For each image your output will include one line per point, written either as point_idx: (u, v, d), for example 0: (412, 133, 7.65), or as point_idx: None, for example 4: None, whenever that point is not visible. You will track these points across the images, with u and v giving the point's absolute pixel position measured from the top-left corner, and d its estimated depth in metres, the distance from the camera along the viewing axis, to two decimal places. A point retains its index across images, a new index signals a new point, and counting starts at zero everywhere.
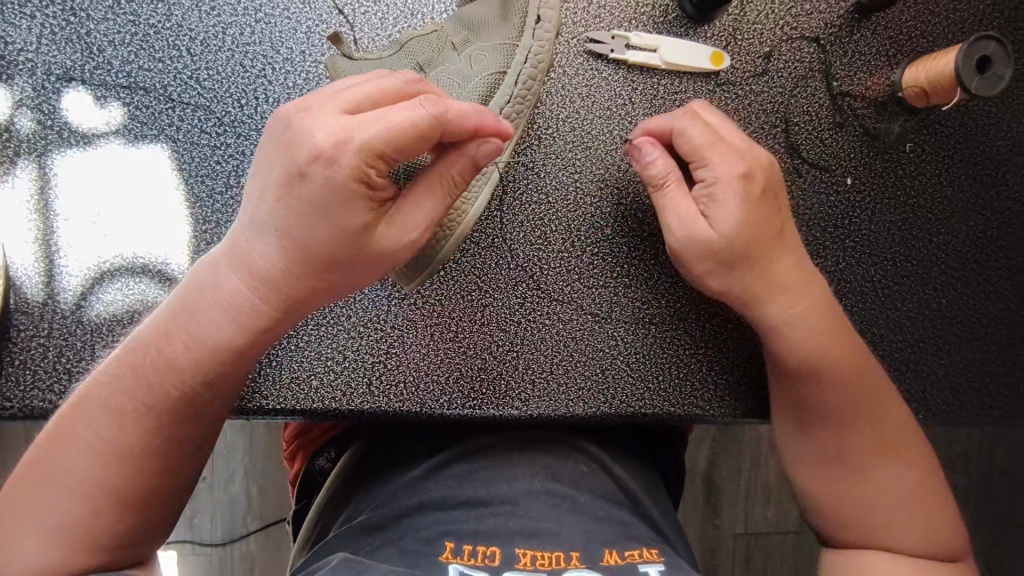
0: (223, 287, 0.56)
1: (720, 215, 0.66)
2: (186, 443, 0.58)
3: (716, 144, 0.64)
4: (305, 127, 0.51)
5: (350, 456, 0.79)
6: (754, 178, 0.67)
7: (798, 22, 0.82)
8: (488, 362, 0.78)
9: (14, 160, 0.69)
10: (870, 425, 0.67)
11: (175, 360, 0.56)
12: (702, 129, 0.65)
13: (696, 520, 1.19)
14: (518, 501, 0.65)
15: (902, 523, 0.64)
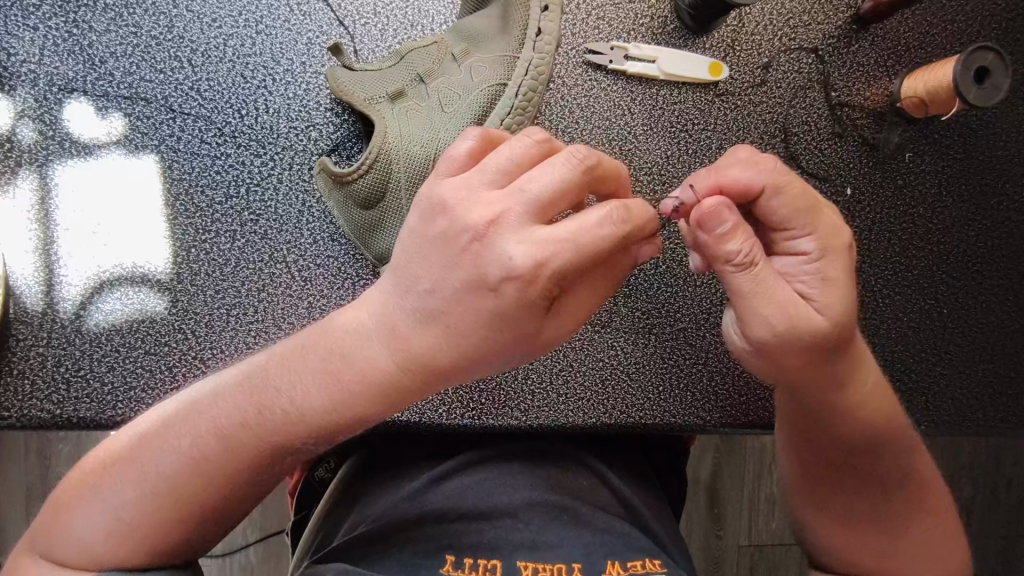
0: (372, 361, 0.50)
1: (823, 300, 0.52)
2: (245, 491, 0.54)
3: (808, 211, 0.52)
4: (488, 245, 0.46)
5: (350, 471, 0.76)
6: (854, 249, 0.54)
7: (795, 33, 0.83)
8: (487, 372, 0.79)
9: (15, 170, 0.69)
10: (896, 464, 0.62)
11: (277, 405, 0.51)
12: (792, 190, 0.51)
13: (699, 532, 1.18)
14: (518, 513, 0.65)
15: (916, 557, 0.62)
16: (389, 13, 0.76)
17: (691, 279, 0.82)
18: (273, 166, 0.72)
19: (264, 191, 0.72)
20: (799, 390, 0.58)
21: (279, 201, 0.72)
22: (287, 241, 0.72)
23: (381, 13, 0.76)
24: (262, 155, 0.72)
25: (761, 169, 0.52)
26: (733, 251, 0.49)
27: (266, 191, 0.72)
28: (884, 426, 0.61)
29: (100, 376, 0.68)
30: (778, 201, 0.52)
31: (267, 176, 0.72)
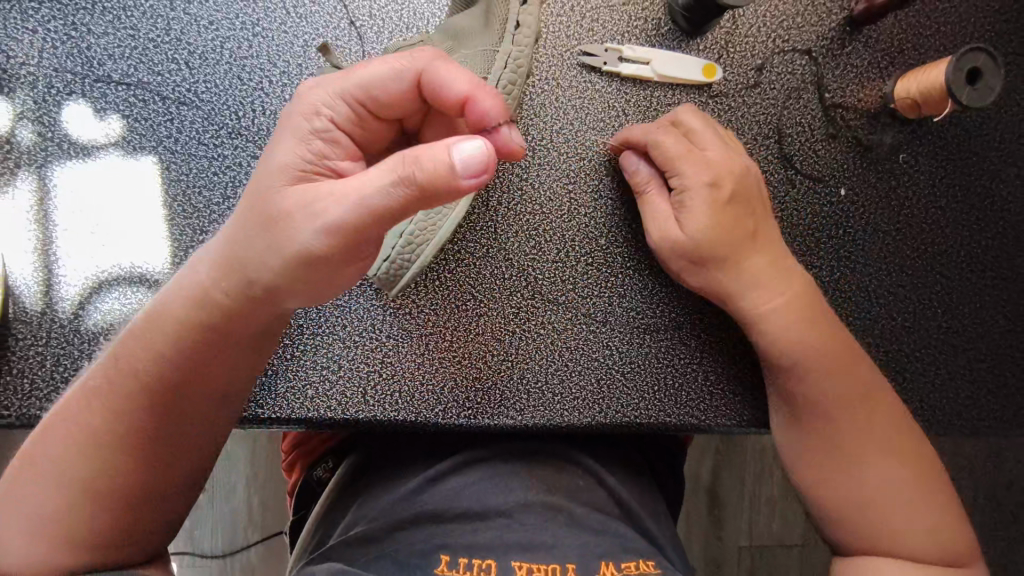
0: (182, 301, 0.59)
1: (691, 222, 0.71)
2: (166, 457, 0.62)
3: (681, 156, 0.73)
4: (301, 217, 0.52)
5: (346, 469, 0.79)
6: (721, 182, 0.72)
7: (789, 34, 0.83)
8: (484, 371, 0.77)
9: (15, 172, 0.70)
10: (883, 441, 0.70)
11: (165, 352, 0.60)
12: (667, 139, 0.74)
13: (699, 532, 1.18)
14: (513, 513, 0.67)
15: (912, 521, 0.68)
16: (384, 16, 0.77)
17: None
18: None
19: None
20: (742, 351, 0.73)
21: None
22: None
23: (377, 15, 0.76)
24: (259, 156, 0.73)
25: (648, 128, 0.77)
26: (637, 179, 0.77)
27: None
28: (867, 401, 0.71)
29: None
30: (660, 149, 0.74)
31: None
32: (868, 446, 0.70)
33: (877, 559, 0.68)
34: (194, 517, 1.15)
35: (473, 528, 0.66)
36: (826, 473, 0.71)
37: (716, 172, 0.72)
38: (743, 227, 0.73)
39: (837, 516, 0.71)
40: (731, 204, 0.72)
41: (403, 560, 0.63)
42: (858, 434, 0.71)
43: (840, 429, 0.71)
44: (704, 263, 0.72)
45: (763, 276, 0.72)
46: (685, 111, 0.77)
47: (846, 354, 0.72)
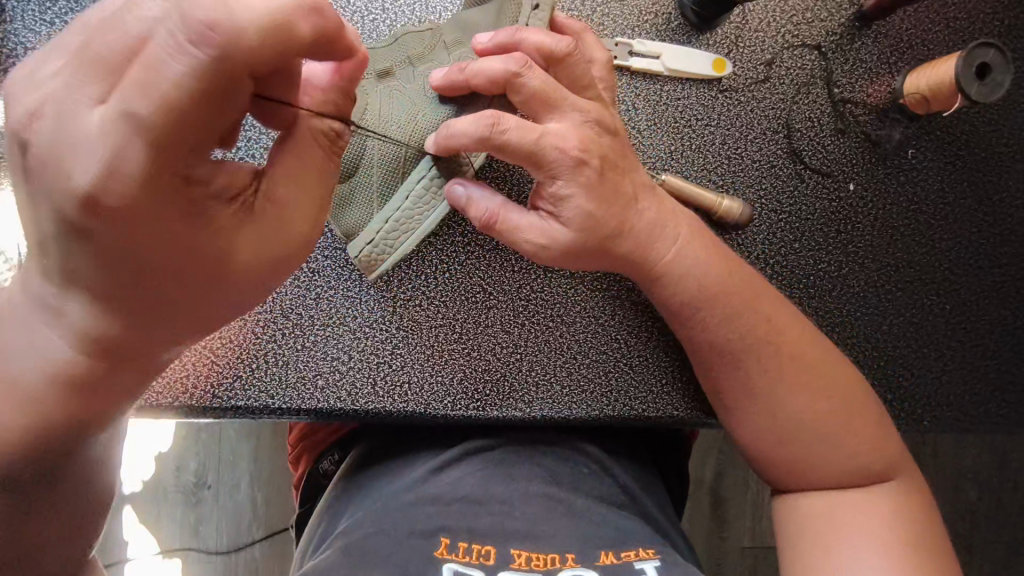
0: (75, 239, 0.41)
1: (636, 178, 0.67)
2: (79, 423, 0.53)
3: None
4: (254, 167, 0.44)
5: (351, 461, 0.79)
6: None
7: (798, 30, 0.83)
8: (492, 364, 0.78)
9: None
10: (817, 383, 0.68)
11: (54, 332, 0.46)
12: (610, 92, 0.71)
13: (702, 532, 1.18)
14: (517, 502, 0.68)
15: (861, 451, 0.67)
16: (396, 10, 0.77)
17: None
18: None
19: None
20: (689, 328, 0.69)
21: None
22: None
23: (389, 9, 0.77)
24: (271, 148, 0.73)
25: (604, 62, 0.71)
26: None
27: None
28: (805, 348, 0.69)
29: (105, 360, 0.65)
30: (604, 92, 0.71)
31: None
32: (805, 391, 0.68)
33: (831, 497, 0.67)
34: (198, 514, 1.14)
35: (479, 515, 0.67)
36: (774, 430, 0.68)
37: (586, 145, 0.61)
38: (623, 194, 0.64)
39: (794, 469, 0.68)
40: (612, 177, 0.63)
41: (404, 540, 0.63)
42: (796, 387, 0.67)
43: (785, 384, 0.67)
44: (641, 235, 0.66)
45: (701, 244, 0.69)
46: (570, 46, 0.63)
47: (734, 307, 0.67)
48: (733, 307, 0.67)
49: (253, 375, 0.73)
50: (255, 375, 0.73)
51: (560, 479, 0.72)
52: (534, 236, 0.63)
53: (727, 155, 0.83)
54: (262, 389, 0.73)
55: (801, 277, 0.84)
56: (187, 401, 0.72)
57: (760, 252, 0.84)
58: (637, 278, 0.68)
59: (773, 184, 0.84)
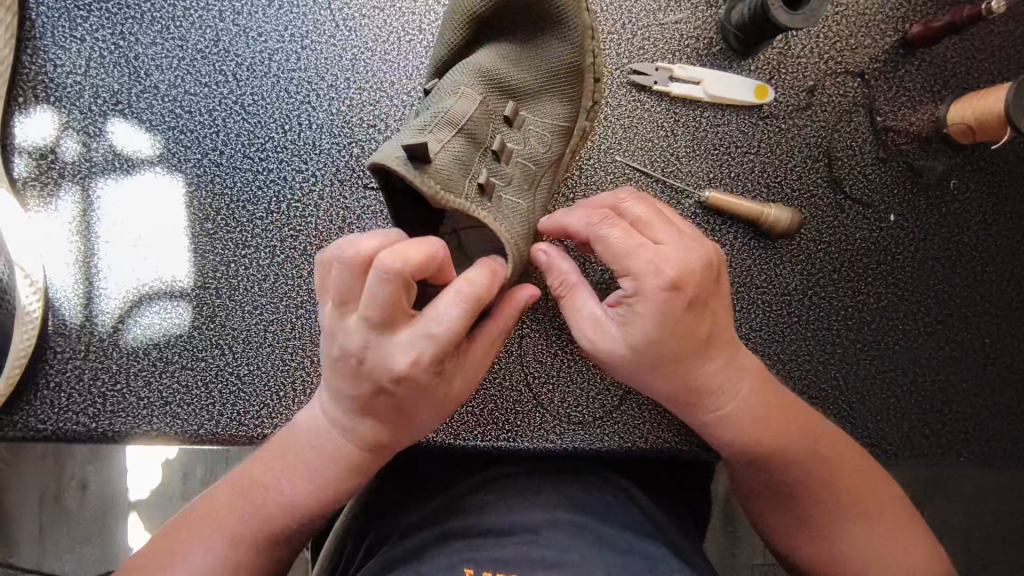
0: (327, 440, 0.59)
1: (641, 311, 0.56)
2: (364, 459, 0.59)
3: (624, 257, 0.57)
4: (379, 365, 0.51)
5: (370, 482, 0.76)
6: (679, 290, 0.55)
7: (842, 56, 0.81)
8: (523, 394, 0.77)
9: (59, 183, 0.69)
10: (824, 473, 0.62)
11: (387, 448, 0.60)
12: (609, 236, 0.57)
13: (716, 552, 1.07)
14: (542, 531, 0.62)
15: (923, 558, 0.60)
16: (433, 30, 0.73)
17: (729, 305, 0.80)
18: (314, 180, 0.71)
19: (304, 207, 0.71)
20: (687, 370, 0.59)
21: (318, 214, 0.71)
22: None
23: (427, 30, 0.73)
24: (304, 171, 0.71)
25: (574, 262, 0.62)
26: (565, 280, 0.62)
27: (307, 206, 0.71)
28: (797, 441, 0.62)
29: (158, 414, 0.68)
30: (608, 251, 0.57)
31: (307, 193, 0.71)
32: (776, 478, 0.62)
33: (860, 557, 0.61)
34: None
35: (502, 545, 0.61)
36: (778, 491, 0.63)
37: (682, 272, 0.55)
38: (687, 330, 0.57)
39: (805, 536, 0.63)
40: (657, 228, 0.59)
41: (427, 573, 0.59)
42: (809, 498, 0.62)
43: (809, 489, 0.62)
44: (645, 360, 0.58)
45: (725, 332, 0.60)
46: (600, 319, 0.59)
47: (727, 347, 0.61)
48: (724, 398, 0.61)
49: None
50: None
51: (582, 509, 0.66)
52: (593, 333, 0.59)
53: (767, 183, 0.81)
54: None
55: (840, 308, 0.82)
56: (212, 429, 0.69)
57: (800, 281, 0.81)
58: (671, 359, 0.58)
59: (812, 214, 0.82)
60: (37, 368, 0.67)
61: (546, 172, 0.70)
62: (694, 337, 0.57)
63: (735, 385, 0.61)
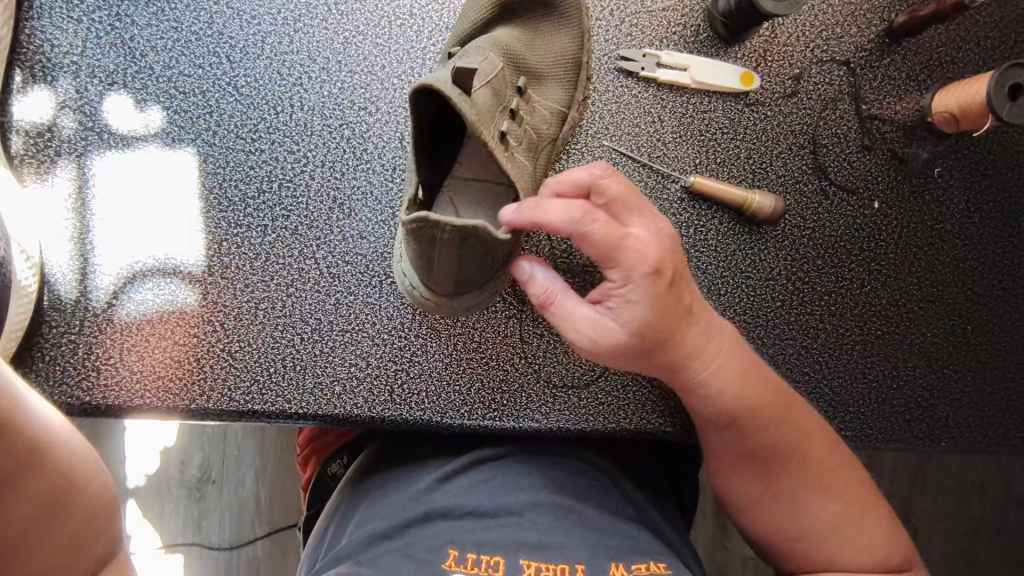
0: None
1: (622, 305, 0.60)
2: None
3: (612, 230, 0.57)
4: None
5: (358, 464, 0.77)
6: (664, 270, 0.58)
7: (828, 45, 0.83)
8: (510, 374, 0.78)
9: (55, 160, 0.71)
10: (796, 442, 0.64)
11: None
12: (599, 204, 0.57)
13: (705, 541, 1.09)
14: (524, 513, 0.64)
15: (882, 544, 0.62)
16: (424, 15, 0.75)
17: (714, 288, 0.82)
18: (304, 164, 0.73)
19: (294, 187, 0.73)
20: (667, 346, 0.61)
21: (309, 197, 0.73)
22: (316, 238, 0.74)
23: (417, 15, 0.75)
24: (295, 151, 0.73)
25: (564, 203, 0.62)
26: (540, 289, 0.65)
27: (297, 186, 0.73)
28: (773, 405, 0.64)
29: (149, 389, 0.70)
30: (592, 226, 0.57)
31: (299, 173, 0.73)
32: (748, 445, 0.64)
33: (823, 527, 0.63)
34: (202, 509, 1.06)
35: (486, 526, 0.63)
36: (754, 460, 0.64)
37: (663, 254, 0.58)
38: (682, 306, 0.60)
39: (773, 506, 0.64)
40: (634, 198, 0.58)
41: (414, 555, 0.61)
42: (775, 466, 0.64)
43: (777, 456, 0.64)
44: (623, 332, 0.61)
45: (705, 309, 0.64)
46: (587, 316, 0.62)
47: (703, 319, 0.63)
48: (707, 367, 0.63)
49: (271, 380, 0.72)
50: (273, 380, 0.72)
51: (566, 490, 0.68)
52: (590, 328, 0.62)
53: (752, 169, 0.82)
54: (280, 395, 0.72)
55: (823, 294, 0.83)
56: (203, 405, 0.71)
57: (785, 266, 0.83)
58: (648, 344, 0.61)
59: (797, 201, 0.83)
60: (32, 342, 0.69)
61: (547, 148, 0.72)
62: (677, 311, 0.60)
63: (719, 350, 0.64)
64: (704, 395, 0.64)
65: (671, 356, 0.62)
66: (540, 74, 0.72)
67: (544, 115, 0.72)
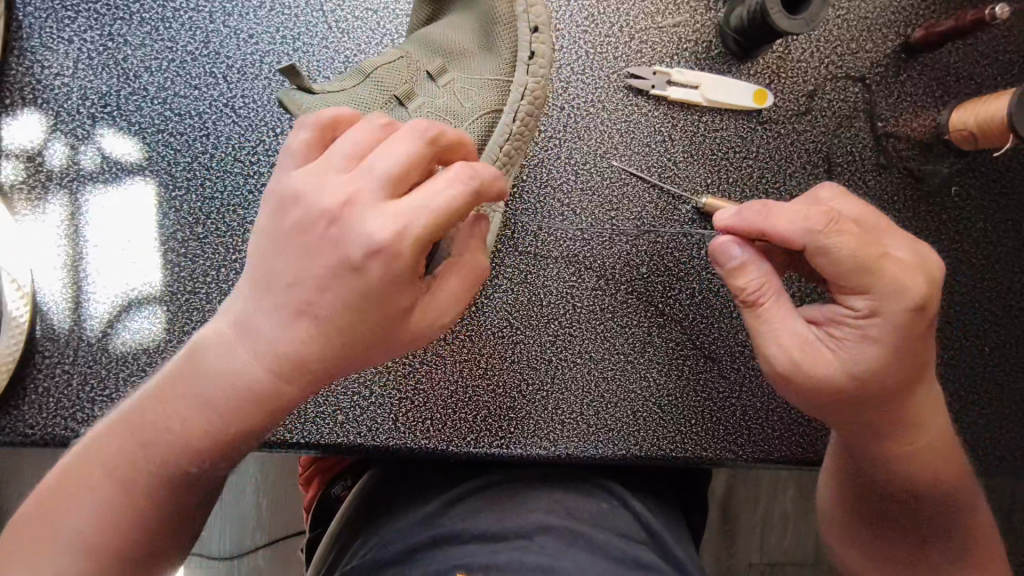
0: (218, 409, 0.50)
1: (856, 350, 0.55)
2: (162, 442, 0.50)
3: (862, 271, 0.53)
4: (345, 228, 0.46)
5: (362, 486, 0.76)
6: (925, 308, 0.53)
7: (843, 61, 0.80)
8: (517, 402, 0.76)
9: (47, 187, 0.68)
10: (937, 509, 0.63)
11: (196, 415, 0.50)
12: (842, 250, 0.53)
13: (710, 555, 1.06)
14: (533, 536, 0.63)
15: None
16: None
17: (726, 310, 0.79)
18: None
19: None
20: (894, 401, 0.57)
21: None
22: None
23: None
24: None
25: (810, 219, 0.54)
26: (748, 284, 0.58)
27: None
28: (929, 462, 0.61)
29: None
30: (827, 260, 0.54)
31: None
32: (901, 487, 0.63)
33: None
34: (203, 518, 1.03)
35: (493, 548, 0.61)
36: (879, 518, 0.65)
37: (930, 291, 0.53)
38: (920, 346, 0.55)
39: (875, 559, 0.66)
40: (922, 270, 0.53)
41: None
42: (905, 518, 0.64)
43: (905, 514, 0.64)
44: (897, 386, 0.56)
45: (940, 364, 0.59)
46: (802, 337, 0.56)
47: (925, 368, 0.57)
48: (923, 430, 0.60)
49: None
50: None
51: (575, 514, 0.67)
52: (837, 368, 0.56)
53: (765, 189, 0.80)
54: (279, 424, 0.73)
55: None
56: None
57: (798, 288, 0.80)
58: (883, 384, 0.56)
59: None
60: (24, 372, 0.66)
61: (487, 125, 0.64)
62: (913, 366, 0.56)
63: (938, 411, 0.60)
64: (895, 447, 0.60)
65: (885, 412, 0.58)
66: (475, 53, 0.66)
67: (470, 95, 0.65)
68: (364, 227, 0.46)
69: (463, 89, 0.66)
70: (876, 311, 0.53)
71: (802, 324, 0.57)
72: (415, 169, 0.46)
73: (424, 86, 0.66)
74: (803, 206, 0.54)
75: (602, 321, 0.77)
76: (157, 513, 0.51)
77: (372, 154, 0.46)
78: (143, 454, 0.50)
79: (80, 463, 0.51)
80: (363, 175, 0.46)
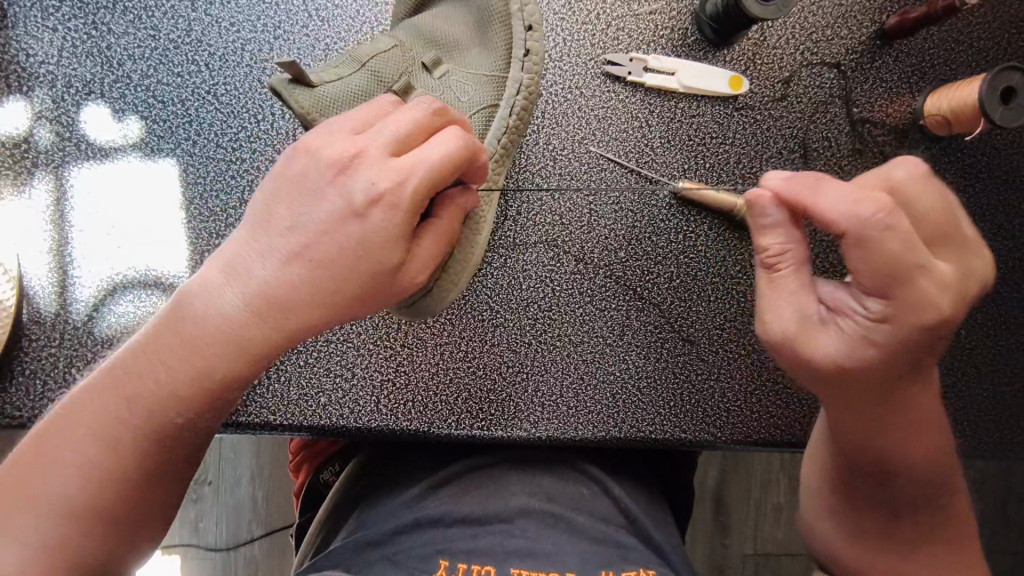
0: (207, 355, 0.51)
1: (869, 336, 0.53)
2: (151, 390, 0.51)
3: (895, 274, 0.49)
4: (349, 176, 0.49)
5: (351, 470, 0.77)
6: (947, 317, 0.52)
7: (818, 47, 0.81)
8: (498, 384, 0.77)
9: (32, 172, 0.70)
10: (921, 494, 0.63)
11: (184, 364, 0.51)
12: (886, 245, 0.48)
13: (703, 548, 1.08)
14: (514, 521, 0.64)
15: None
16: None
17: (705, 294, 0.80)
18: None
19: None
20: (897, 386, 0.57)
21: None
22: None
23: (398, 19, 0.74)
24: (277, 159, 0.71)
25: (860, 200, 0.48)
26: (770, 247, 0.55)
27: None
28: (916, 443, 0.62)
29: None
30: (863, 253, 0.49)
31: None
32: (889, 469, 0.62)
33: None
34: (199, 510, 1.06)
35: (474, 533, 0.63)
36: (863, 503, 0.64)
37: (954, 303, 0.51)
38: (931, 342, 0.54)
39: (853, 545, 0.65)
40: (957, 278, 0.51)
41: (403, 562, 0.60)
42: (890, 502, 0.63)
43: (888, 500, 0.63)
44: (900, 372, 0.57)
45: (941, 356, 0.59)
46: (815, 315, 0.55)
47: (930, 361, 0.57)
48: (910, 411, 0.60)
49: (255, 391, 0.75)
50: (257, 391, 0.75)
51: (556, 498, 0.68)
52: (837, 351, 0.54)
53: (742, 174, 0.81)
54: (265, 406, 0.75)
55: None
56: None
57: None
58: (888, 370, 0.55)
59: None
60: (11, 356, 0.68)
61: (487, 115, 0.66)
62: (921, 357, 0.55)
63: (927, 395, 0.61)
64: (887, 428, 0.60)
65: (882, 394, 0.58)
66: (469, 46, 0.68)
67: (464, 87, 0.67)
68: (359, 178, 0.49)
69: (458, 83, 0.67)
70: (890, 315, 0.51)
71: (809, 299, 0.55)
72: (421, 136, 0.50)
73: (420, 78, 0.67)
74: (860, 189, 0.49)
75: (583, 302, 0.79)
76: (142, 466, 0.51)
77: (382, 123, 0.50)
78: (128, 407, 0.51)
79: (58, 419, 0.52)
80: (369, 135, 0.50)
